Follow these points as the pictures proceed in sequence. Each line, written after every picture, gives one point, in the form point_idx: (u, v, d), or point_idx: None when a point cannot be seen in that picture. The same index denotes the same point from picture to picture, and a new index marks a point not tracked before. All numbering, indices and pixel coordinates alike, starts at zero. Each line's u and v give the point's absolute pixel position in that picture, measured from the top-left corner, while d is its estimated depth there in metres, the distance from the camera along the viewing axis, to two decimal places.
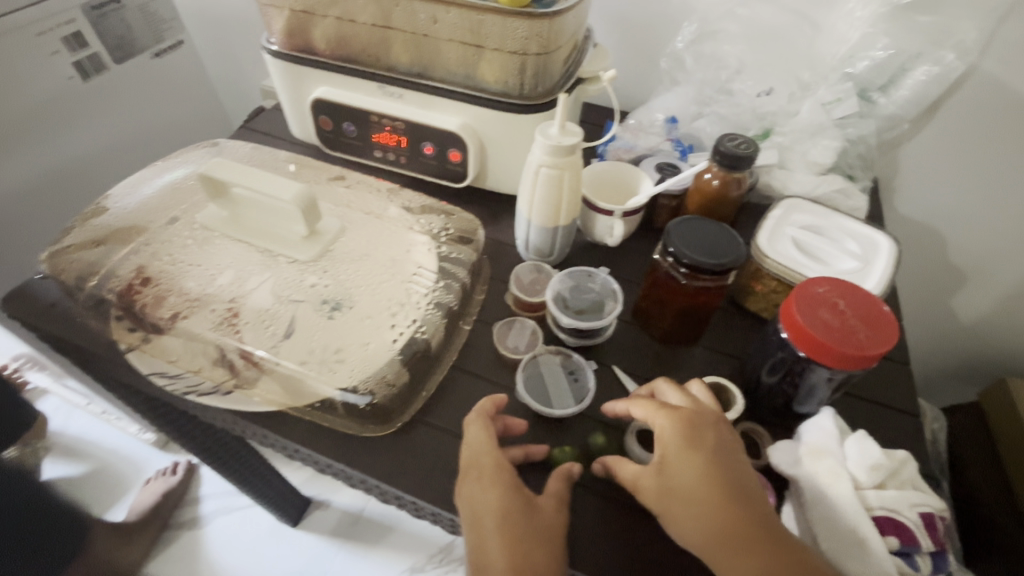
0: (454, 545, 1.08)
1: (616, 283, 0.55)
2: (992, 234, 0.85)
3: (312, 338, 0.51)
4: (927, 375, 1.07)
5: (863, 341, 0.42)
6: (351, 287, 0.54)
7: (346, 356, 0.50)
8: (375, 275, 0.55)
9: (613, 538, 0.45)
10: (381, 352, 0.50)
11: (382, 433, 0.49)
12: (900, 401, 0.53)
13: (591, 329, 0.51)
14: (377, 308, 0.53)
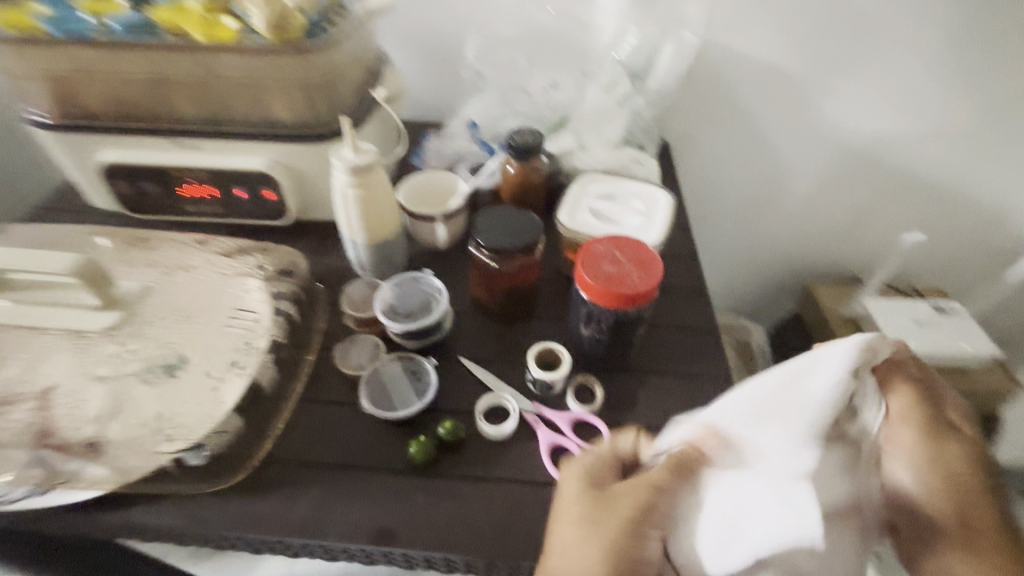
0: None
1: (438, 279, 0.59)
2: (759, 176, 1.01)
3: (138, 411, 0.49)
4: (761, 300, 1.24)
5: (639, 281, 0.50)
6: (175, 349, 0.53)
7: (174, 418, 0.49)
8: (197, 332, 0.54)
9: (483, 511, 0.48)
10: (211, 405, 0.50)
11: (234, 481, 0.49)
12: (702, 322, 0.63)
13: (420, 327, 0.54)
14: (208, 360, 0.52)
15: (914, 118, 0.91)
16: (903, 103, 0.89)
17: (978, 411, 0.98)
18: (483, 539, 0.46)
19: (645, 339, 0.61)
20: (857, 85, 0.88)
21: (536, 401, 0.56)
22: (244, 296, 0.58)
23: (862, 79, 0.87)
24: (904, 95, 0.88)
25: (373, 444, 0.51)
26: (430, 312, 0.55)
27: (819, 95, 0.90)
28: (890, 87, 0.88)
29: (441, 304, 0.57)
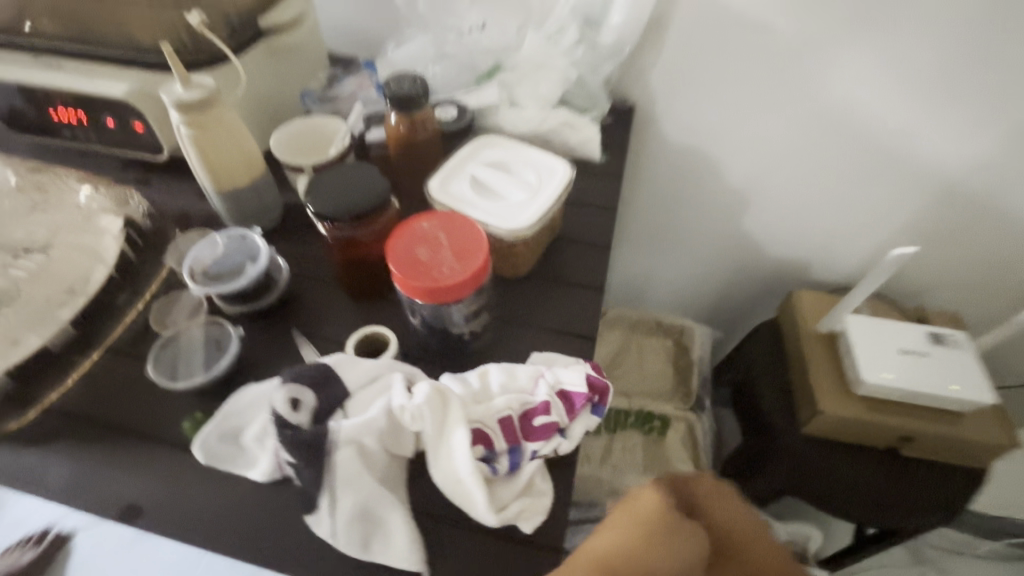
0: None
1: (261, 242, 0.53)
2: (743, 155, 0.87)
3: None
4: (746, 302, 1.09)
5: (449, 272, 0.42)
6: (26, 284, 0.55)
7: None
8: (54, 272, 0.56)
9: (247, 504, 0.43)
10: (23, 346, 0.50)
11: (12, 426, 0.47)
12: (579, 324, 0.55)
13: (222, 293, 0.49)
14: (40, 295, 0.54)
15: (942, 103, 0.72)
16: (928, 82, 0.71)
17: (964, 463, 0.83)
18: (223, 533, 0.41)
19: (504, 333, 0.54)
20: (869, 52, 0.70)
21: (310, 395, 0.41)
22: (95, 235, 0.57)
23: (875, 47, 0.70)
24: (932, 73, 0.70)
25: (160, 410, 0.47)
26: (235, 276, 0.50)
27: (819, 62, 0.73)
28: (914, 58, 0.69)
29: (254, 269, 0.51)
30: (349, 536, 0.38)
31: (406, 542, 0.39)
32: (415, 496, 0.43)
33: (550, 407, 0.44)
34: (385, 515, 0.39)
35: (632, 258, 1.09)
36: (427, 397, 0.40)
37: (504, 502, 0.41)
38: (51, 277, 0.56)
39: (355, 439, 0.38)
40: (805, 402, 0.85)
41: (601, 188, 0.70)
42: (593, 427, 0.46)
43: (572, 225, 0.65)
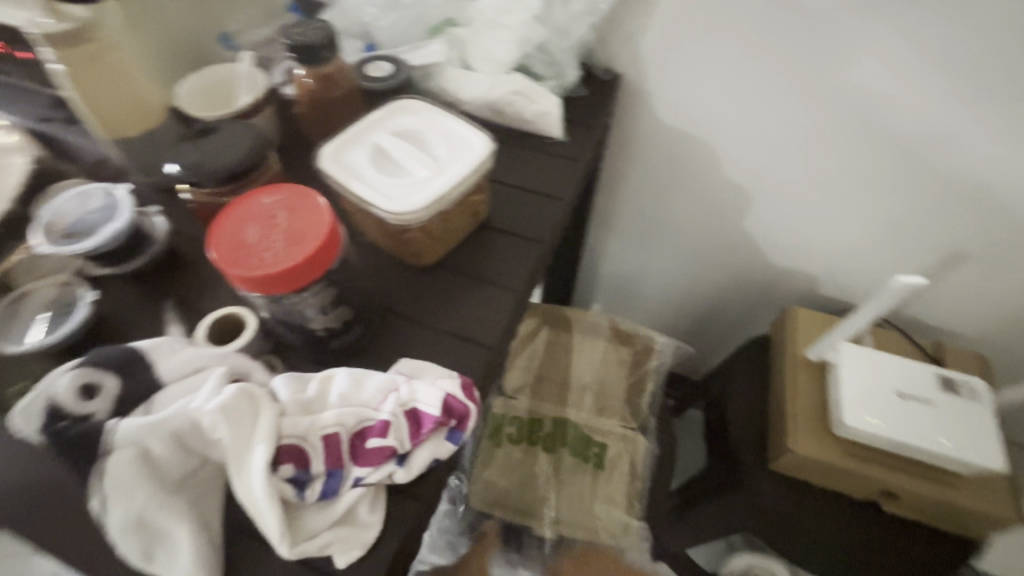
0: None
1: (127, 203, 0.49)
2: (746, 150, 0.73)
3: None
4: (741, 313, 0.97)
5: (270, 261, 0.35)
6: None
7: None
8: None
9: (53, 484, 0.39)
10: None
11: None
12: (475, 329, 0.49)
13: (74, 252, 0.45)
14: None
15: (1002, 108, 0.56)
16: (985, 80, 0.55)
17: (953, 531, 0.72)
18: (24, 518, 0.38)
19: (385, 329, 0.48)
20: (910, 35, 0.55)
21: (111, 381, 0.36)
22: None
23: (918, 28, 0.55)
24: (992, 69, 0.54)
25: None
26: (91, 237, 0.46)
27: (846, 42, 0.58)
28: (969, 45, 0.54)
29: (115, 231, 0.47)
30: (125, 546, 0.34)
31: (190, 563, 0.35)
32: (229, 506, 0.38)
33: (390, 428, 0.38)
34: (172, 527, 0.35)
35: (620, 251, 0.98)
36: (227, 402, 0.35)
37: (312, 530, 0.36)
38: None
39: (138, 441, 0.34)
40: (776, 438, 0.75)
41: (551, 173, 0.61)
42: (444, 456, 0.39)
43: (506, 213, 0.57)
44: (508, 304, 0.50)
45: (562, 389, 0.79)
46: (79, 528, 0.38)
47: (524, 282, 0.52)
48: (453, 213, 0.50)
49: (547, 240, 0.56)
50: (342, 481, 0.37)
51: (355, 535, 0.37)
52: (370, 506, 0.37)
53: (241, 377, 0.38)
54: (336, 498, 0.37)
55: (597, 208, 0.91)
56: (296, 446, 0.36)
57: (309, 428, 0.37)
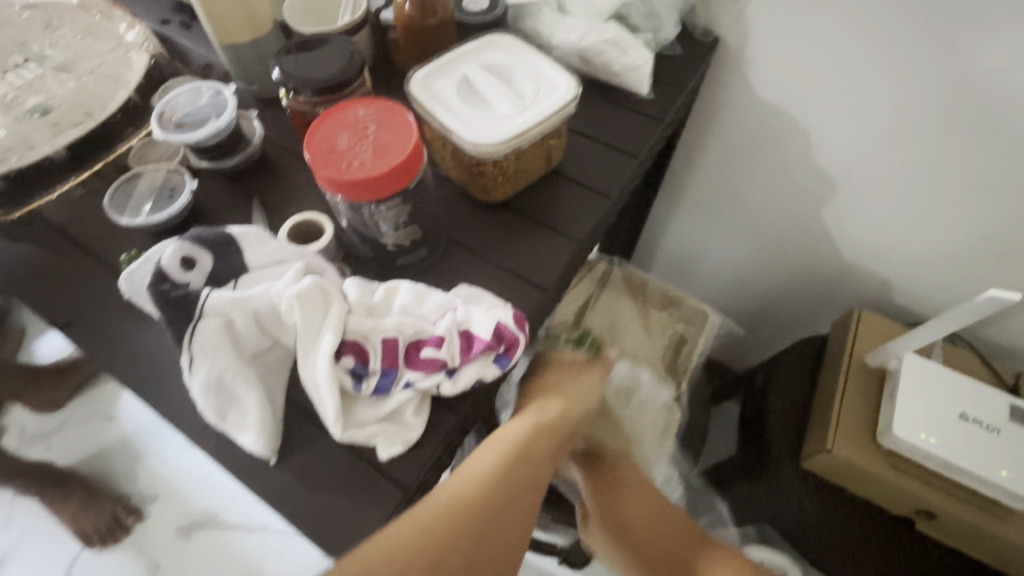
0: (287, 531, 0.98)
1: (232, 102, 0.52)
2: (841, 132, 0.68)
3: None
4: (803, 309, 0.93)
5: (356, 168, 0.37)
6: (61, 97, 0.57)
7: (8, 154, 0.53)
8: (91, 89, 0.57)
9: (149, 342, 0.45)
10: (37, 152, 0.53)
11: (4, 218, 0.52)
12: (534, 271, 0.50)
13: (182, 142, 0.49)
14: (66, 109, 0.56)
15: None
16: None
17: (990, 564, 0.69)
18: (125, 367, 0.44)
19: (448, 256, 0.50)
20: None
21: (207, 258, 0.40)
22: (117, 69, 0.59)
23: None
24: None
25: (113, 236, 0.50)
26: (198, 129, 0.50)
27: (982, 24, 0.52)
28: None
29: (218, 127, 0.51)
30: (204, 402, 0.39)
31: (256, 428, 0.39)
32: (293, 388, 0.42)
33: (444, 342, 0.40)
34: (244, 394, 0.39)
35: (684, 226, 0.95)
36: (303, 291, 0.38)
37: (362, 420, 0.40)
38: (76, 94, 0.57)
39: (223, 312, 0.38)
40: (815, 436, 0.73)
41: (630, 129, 0.60)
42: (489, 378, 0.41)
43: (579, 163, 0.57)
44: (568, 251, 0.51)
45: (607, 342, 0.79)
46: (168, 383, 0.43)
47: (587, 232, 0.52)
48: (529, 153, 0.50)
49: (616, 194, 0.55)
50: (396, 383, 0.40)
51: (399, 435, 0.40)
52: (417, 411, 0.40)
53: (315, 273, 0.41)
54: (387, 398, 0.40)
55: (669, 179, 0.89)
56: (360, 343, 0.39)
57: (372, 330, 0.40)
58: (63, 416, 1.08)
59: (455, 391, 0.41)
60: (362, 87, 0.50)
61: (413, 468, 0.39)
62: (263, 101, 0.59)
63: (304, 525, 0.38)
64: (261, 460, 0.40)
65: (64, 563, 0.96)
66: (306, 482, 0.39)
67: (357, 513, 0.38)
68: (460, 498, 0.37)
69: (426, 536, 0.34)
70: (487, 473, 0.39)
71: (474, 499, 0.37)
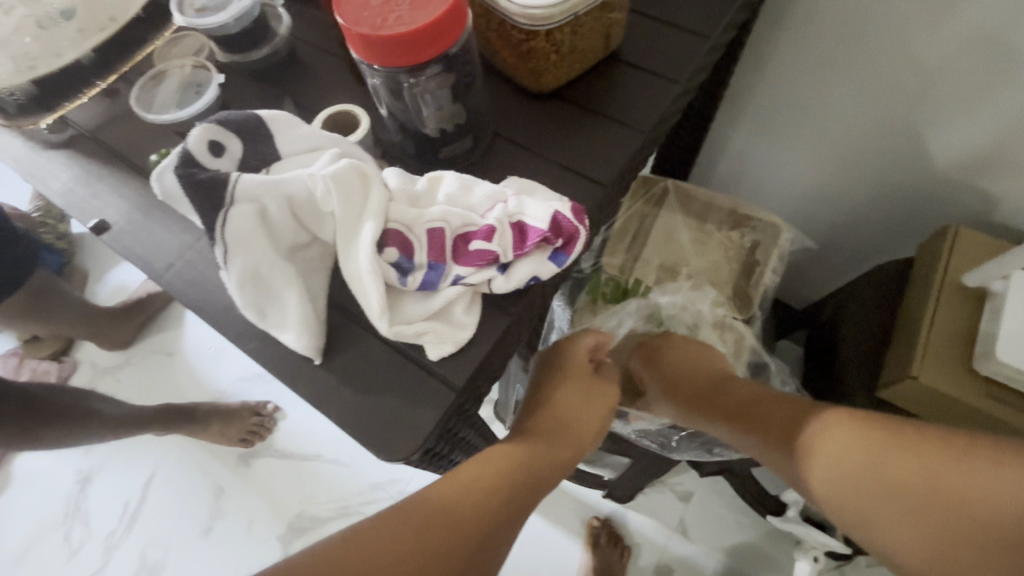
0: (339, 463, 0.99)
1: None
2: (952, 10, 0.55)
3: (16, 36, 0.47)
4: (884, 233, 0.83)
5: (393, 24, 0.33)
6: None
7: (36, 65, 0.47)
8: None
9: (188, 245, 0.43)
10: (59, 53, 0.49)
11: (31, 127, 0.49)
12: (591, 165, 0.44)
13: (203, 29, 0.45)
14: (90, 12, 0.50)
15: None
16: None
17: None
18: (166, 271, 0.42)
19: (497, 149, 0.45)
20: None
21: (236, 144, 0.37)
22: None
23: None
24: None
25: (145, 139, 0.48)
26: (219, 14, 0.46)
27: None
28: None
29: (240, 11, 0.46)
30: (243, 298, 0.37)
31: (296, 324, 0.37)
32: (334, 288, 0.39)
33: (494, 233, 0.36)
34: (283, 287, 0.37)
35: (751, 144, 0.85)
36: (340, 172, 0.34)
37: (409, 317, 0.36)
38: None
39: (256, 198, 0.35)
40: (895, 365, 0.66)
41: (702, 4, 0.51)
42: (546, 275, 0.37)
43: (644, 46, 0.49)
44: (636, 142, 0.45)
45: (664, 266, 0.73)
46: (209, 286, 0.41)
47: (656, 121, 0.46)
48: (588, 26, 0.44)
49: (687, 80, 0.48)
50: (443, 278, 0.36)
51: (449, 333, 0.36)
52: (468, 308, 0.37)
53: (352, 159, 0.37)
54: (434, 295, 0.36)
55: (732, 87, 0.78)
56: (403, 233, 0.35)
57: (415, 220, 0.36)
58: (130, 352, 1.13)
59: (509, 288, 0.37)
60: None
61: (464, 370, 0.36)
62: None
63: (351, 425, 0.36)
64: (305, 360, 0.38)
65: (140, 485, 1.02)
66: (353, 382, 0.37)
67: (406, 413, 0.36)
68: (452, 505, 0.36)
69: (423, 542, 0.34)
70: (490, 483, 0.38)
71: (472, 513, 0.37)
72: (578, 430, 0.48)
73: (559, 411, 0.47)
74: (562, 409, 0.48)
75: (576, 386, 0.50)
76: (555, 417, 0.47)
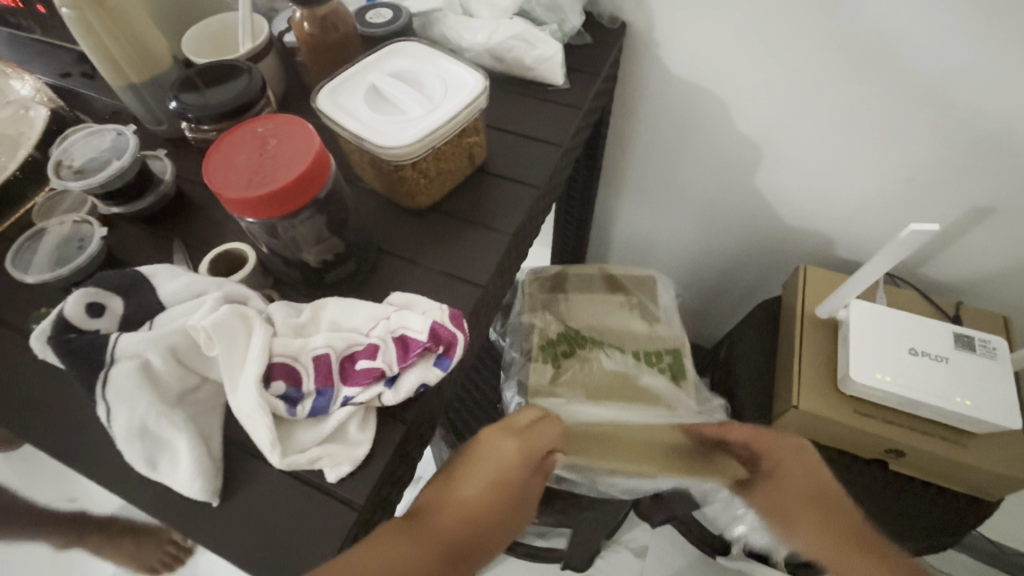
0: None
1: (132, 140, 0.50)
2: (754, 98, 0.68)
3: None
4: (757, 276, 0.94)
5: (260, 183, 0.37)
6: None
7: None
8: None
9: (67, 402, 0.42)
10: None
11: None
12: (470, 269, 0.49)
13: (82, 187, 0.47)
14: None
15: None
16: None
17: (960, 489, 0.70)
18: (46, 433, 0.41)
19: (383, 267, 0.49)
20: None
21: (117, 302, 0.38)
22: (13, 126, 0.55)
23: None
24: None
25: (23, 297, 0.47)
26: (101, 173, 0.48)
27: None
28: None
29: (122, 168, 0.49)
30: (131, 452, 0.37)
31: (189, 469, 0.37)
32: (228, 425, 0.40)
33: (377, 351, 0.39)
34: (173, 437, 0.37)
35: (631, 212, 0.96)
36: (220, 319, 0.36)
37: (303, 444, 0.38)
38: None
39: (139, 354, 0.36)
40: (782, 396, 0.74)
41: (551, 118, 0.60)
42: (433, 380, 0.40)
43: (505, 159, 0.57)
44: (503, 243, 0.51)
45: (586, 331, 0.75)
46: (95, 441, 0.41)
47: (520, 223, 0.52)
48: (448, 152, 0.50)
49: (546, 183, 0.55)
50: (333, 401, 0.38)
51: (347, 450, 0.38)
52: (361, 424, 0.39)
53: (237, 300, 0.40)
54: (327, 417, 0.38)
55: (604, 169, 0.89)
56: (288, 365, 0.38)
57: (302, 350, 0.38)
58: None
59: (398, 400, 0.39)
60: (261, 97, 0.51)
61: (363, 487, 0.38)
62: (174, 141, 0.57)
63: (254, 565, 0.36)
64: (201, 505, 0.38)
65: None
66: (254, 519, 0.37)
67: (308, 544, 0.36)
68: None
69: None
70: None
71: None
72: (479, 528, 0.37)
73: (462, 488, 0.38)
74: (464, 489, 0.38)
75: (482, 459, 0.40)
76: (456, 487, 0.38)
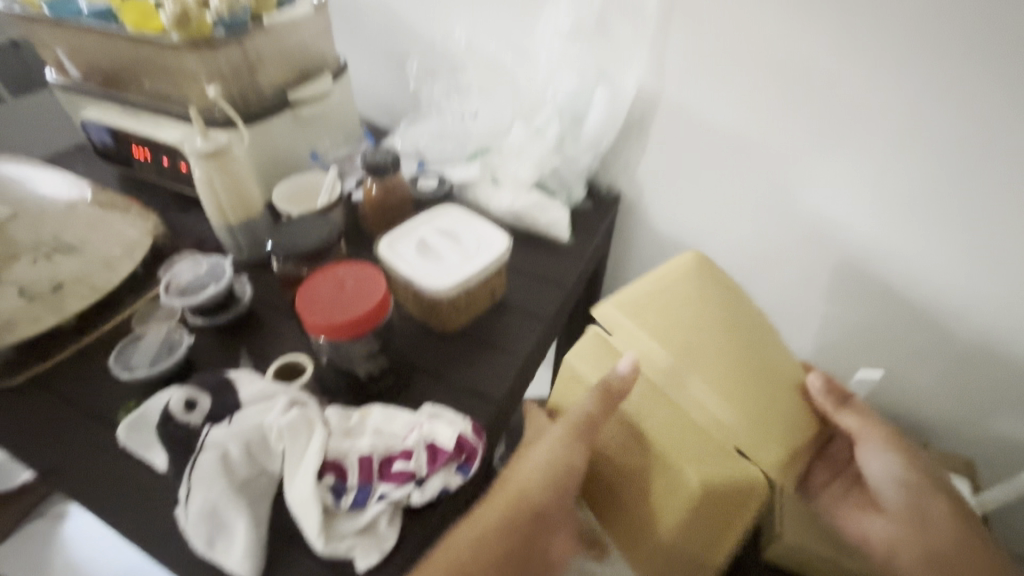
0: None
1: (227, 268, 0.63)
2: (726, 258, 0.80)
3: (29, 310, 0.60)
4: None
5: (338, 314, 0.48)
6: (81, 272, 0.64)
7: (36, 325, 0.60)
8: (109, 265, 0.66)
9: (138, 484, 0.49)
10: (49, 317, 0.61)
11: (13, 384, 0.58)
12: (488, 389, 0.58)
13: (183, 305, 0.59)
14: (82, 285, 0.63)
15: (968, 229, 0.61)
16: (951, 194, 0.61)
17: None
18: (115, 512, 0.48)
19: (416, 383, 0.58)
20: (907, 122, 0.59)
21: (206, 400, 0.47)
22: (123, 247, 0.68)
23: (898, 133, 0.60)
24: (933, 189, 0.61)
25: (113, 391, 0.57)
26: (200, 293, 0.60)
27: (832, 119, 0.63)
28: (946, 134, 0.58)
29: (215, 290, 0.61)
30: (196, 531, 0.43)
31: (241, 551, 0.43)
32: (275, 515, 0.47)
33: (412, 454, 0.47)
34: (233, 520, 0.44)
35: None
36: (292, 420, 0.46)
37: (341, 533, 0.44)
38: (93, 271, 0.65)
39: (220, 445, 0.44)
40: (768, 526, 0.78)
41: (559, 266, 0.73)
42: (454, 485, 0.47)
43: (520, 298, 0.69)
44: (516, 369, 0.60)
45: None
46: (156, 522, 0.47)
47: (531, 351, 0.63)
48: (477, 292, 0.63)
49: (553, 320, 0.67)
50: (370, 497, 0.45)
51: (377, 542, 0.45)
52: (391, 519, 0.45)
53: (302, 404, 0.49)
54: (363, 512, 0.45)
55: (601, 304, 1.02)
56: (337, 461, 0.46)
57: (351, 450, 0.47)
58: None
59: (425, 500, 0.46)
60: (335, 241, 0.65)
61: None
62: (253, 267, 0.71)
63: None
64: None
65: None
66: None
67: None
68: None
69: None
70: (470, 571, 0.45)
71: None
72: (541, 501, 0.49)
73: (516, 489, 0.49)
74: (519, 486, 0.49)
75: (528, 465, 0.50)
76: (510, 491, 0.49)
